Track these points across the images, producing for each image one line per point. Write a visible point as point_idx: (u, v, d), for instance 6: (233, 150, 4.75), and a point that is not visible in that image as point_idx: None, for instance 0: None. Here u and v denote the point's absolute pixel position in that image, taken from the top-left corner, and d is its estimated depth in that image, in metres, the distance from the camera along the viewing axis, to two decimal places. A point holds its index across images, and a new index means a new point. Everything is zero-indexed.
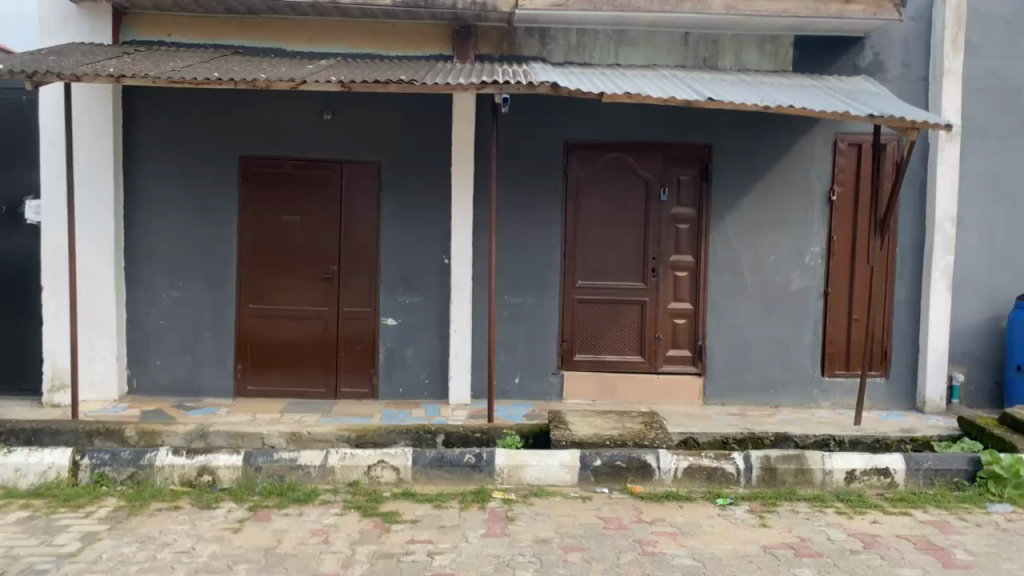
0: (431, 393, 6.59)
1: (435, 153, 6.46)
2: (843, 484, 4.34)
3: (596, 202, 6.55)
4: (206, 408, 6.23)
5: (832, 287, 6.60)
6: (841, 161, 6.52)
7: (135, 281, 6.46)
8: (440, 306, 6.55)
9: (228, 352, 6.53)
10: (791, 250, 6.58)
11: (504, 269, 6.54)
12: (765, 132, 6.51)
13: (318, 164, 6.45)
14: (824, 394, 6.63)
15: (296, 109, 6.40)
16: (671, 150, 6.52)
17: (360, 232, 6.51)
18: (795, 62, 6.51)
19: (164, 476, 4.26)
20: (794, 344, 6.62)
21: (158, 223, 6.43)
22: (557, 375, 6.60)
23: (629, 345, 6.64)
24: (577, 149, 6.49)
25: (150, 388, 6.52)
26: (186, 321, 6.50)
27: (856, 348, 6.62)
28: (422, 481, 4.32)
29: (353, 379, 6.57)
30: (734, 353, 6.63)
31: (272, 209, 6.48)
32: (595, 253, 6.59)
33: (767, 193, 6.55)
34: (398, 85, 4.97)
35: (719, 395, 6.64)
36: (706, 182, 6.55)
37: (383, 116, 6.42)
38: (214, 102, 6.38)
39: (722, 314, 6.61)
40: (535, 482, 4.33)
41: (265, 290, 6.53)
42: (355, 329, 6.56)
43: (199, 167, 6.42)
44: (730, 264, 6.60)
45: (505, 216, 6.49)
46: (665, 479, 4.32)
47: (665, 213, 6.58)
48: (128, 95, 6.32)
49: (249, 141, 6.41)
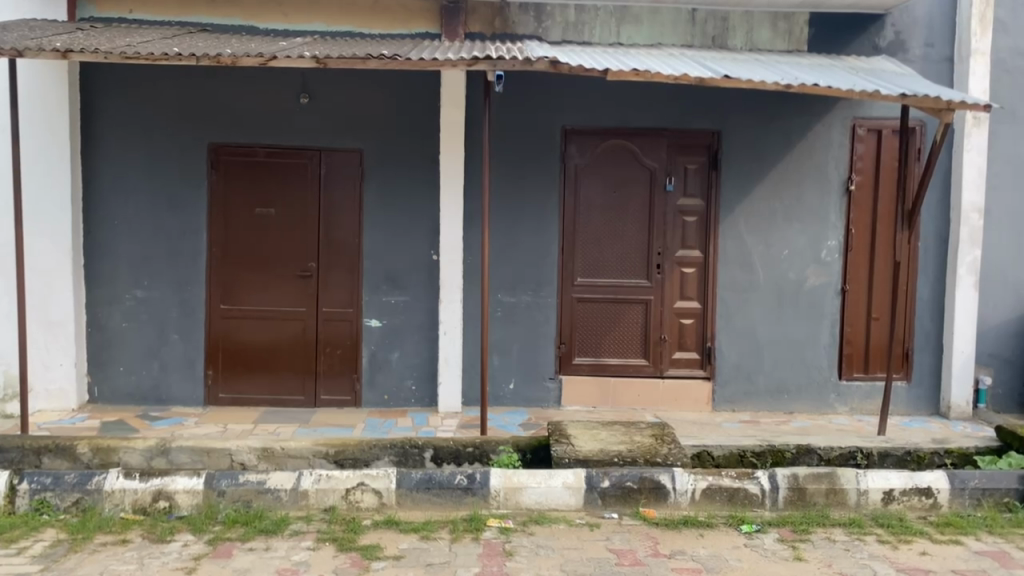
0: (418, 400, 6.10)
1: (423, 140, 5.95)
2: (880, 506, 3.93)
3: (596, 192, 6.06)
4: (173, 418, 5.72)
5: (850, 284, 6.15)
6: (860, 148, 6.06)
7: (95, 280, 5.92)
8: (428, 307, 6.05)
9: (198, 357, 6.00)
10: (806, 244, 6.12)
11: (498, 265, 6.04)
12: (779, 118, 6.03)
13: (294, 152, 5.93)
14: (841, 399, 6.18)
15: (270, 92, 5.87)
16: (677, 137, 6.03)
17: (341, 226, 5.99)
18: (810, 41, 6.03)
19: (114, 503, 3.72)
20: (810, 345, 6.17)
21: (121, 216, 5.89)
22: (554, 381, 6.11)
23: (632, 347, 6.15)
24: (575, 135, 5.99)
25: (114, 397, 5.99)
26: (152, 323, 5.97)
27: (874, 350, 6.19)
28: (408, 506, 3.82)
29: (334, 386, 6.07)
30: (746, 354, 6.16)
31: (244, 200, 5.95)
32: (596, 248, 6.10)
33: (780, 182, 6.08)
34: (379, 61, 4.44)
35: (729, 400, 6.17)
36: (715, 171, 6.07)
37: (366, 100, 5.91)
38: (180, 84, 5.84)
39: (733, 314, 6.14)
40: (535, 507, 3.84)
41: (237, 289, 6.00)
42: (335, 331, 6.05)
43: (164, 156, 5.88)
44: (740, 260, 6.12)
45: (499, 208, 5.99)
46: (681, 502, 3.86)
47: (672, 204, 6.10)
48: (87, 77, 5.78)
49: (218, 127, 5.88)
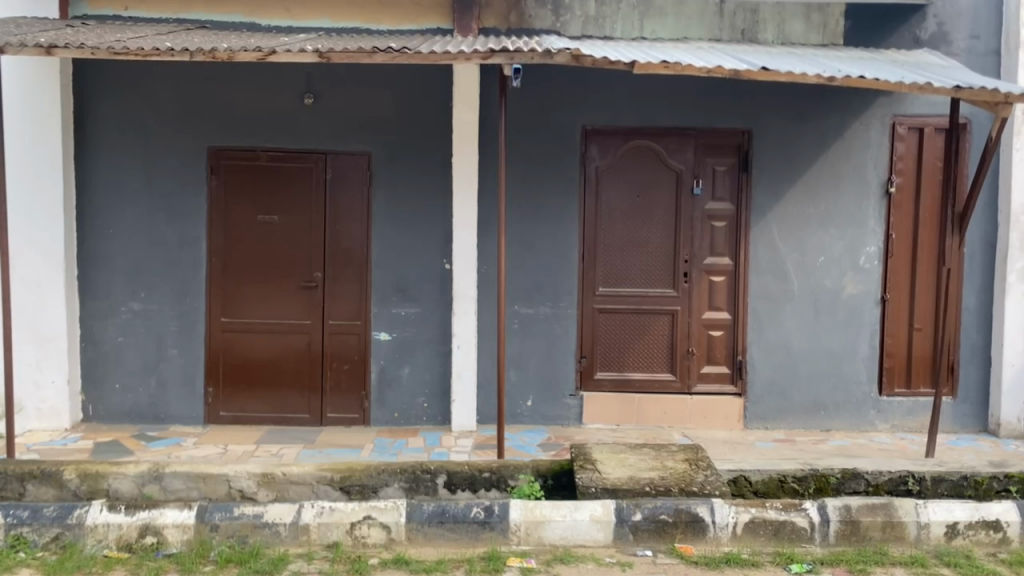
0: (430, 419, 5.75)
1: (434, 142, 5.62)
2: (943, 541, 3.53)
3: (619, 196, 5.70)
4: (171, 438, 5.40)
5: (891, 292, 5.75)
6: (900, 148, 5.67)
7: (89, 291, 5.62)
8: (440, 319, 5.71)
9: (197, 373, 5.68)
10: (843, 249, 5.73)
11: (514, 275, 5.69)
12: (813, 115, 5.66)
13: (299, 156, 5.60)
14: (881, 415, 5.78)
15: (273, 92, 5.56)
16: (705, 136, 5.67)
17: (348, 234, 5.66)
18: (846, 34, 5.67)
19: (97, 539, 3.36)
20: (848, 358, 5.77)
21: (117, 225, 5.59)
22: (575, 398, 5.75)
23: (658, 361, 5.78)
24: (596, 135, 5.64)
25: (110, 416, 5.68)
26: (149, 337, 5.66)
27: (917, 363, 5.78)
28: (419, 542, 3.46)
29: (341, 403, 5.73)
30: (780, 368, 5.77)
31: (246, 207, 5.63)
32: (619, 255, 5.74)
33: (815, 184, 5.70)
34: (386, 54, 4.12)
35: (762, 417, 5.78)
36: (745, 173, 5.69)
37: (374, 101, 5.59)
38: (179, 85, 5.54)
39: (766, 325, 5.75)
40: (560, 542, 3.47)
41: (240, 301, 5.68)
42: (342, 345, 5.71)
43: (162, 161, 5.57)
44: (774, 267, 5.74)
45: (515, 214, 5.65)
46: (722, 537, 3.48)
47: (699, 208, 5.73)
48: (82, 78, 5.49)
49: (219, 130, 5.57)
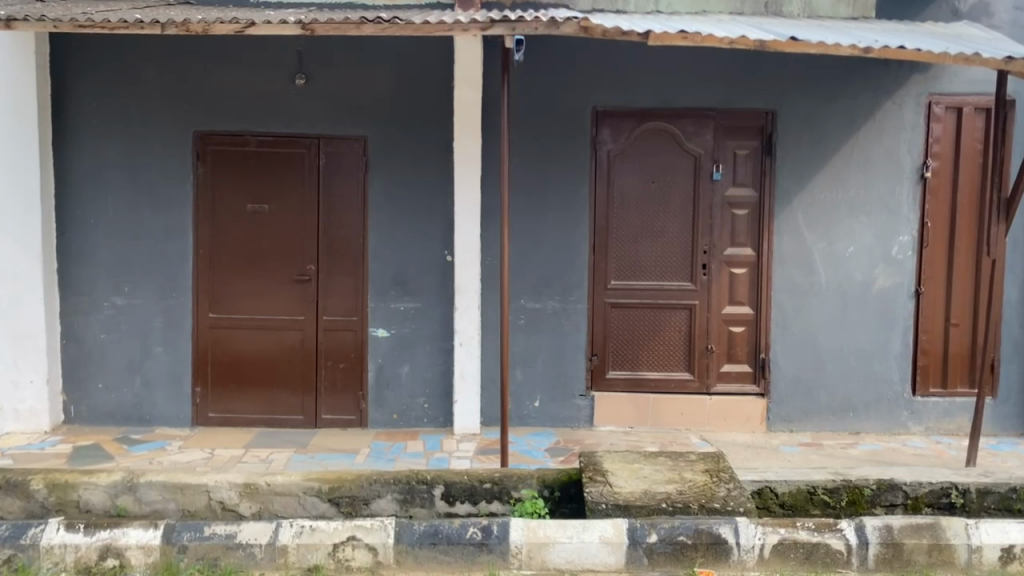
0: (432, 420, 5.41)
1: (435, 125, 5.25)
2: (997, 566, 3.13)
3: (632, 182, 5.31)
4: (155, 441, 5.10)
5: (926, 285, 5.33)
6: (936, 129, 5.24)
7: (70, 286, 5.31)
8: (442, 315, 5.35)
9: (185, 373, 5.37)
10: (875, 239, 5.32)
11: (520, 268, 5.33)
12: (843, 93, 5.23)
13: (290, 141, 5.25)
14: (914, 417, 5.37)
15: (262, 72, 5.21)
16: (725, 118, 5.26)
17: (343, 224, 5.31)
18: (879, 6, 5.22)
19: (52, 562, 3.04)
20: (879, 355, 5.36)
21: (98, 215, 5.27)
22: (585, 398, 5.39)
23: (674, 360, 5.40)
24: (607, 117, 5.25)
25: (92, 418, 5.37)
26: (133, 334, 5.34)
27: (954, 361, 5.36)
28: (408, 566, 3.12)
29: (337, 404, 5.40)
30: (806, 366, 5.37)
31: (234, 196, 5.29)
32: (632, 246, 5.35)
33: (844, 169, 5.28)
34: (375, 25, 3.76)
35: (786, 420, 5.39)
36: (769, 157, 5.27)
37: (371, 82, 5.22)
38: (162, 66, 5.20)
39: (791, 320, 5.35)
40: (566, 567, 3.10)
41: (228, 296, 5.35)
42: (337, 342, 5.37)
43: (145, 147, 5.24)
44: (799, 259, 5.33)
45: (521, 203, 5.28)
46: (747, 561, 3.10)
47: (718, 195, 5.32)
48: (60, 60, 5.17)
49: (205, 114, 5.22)
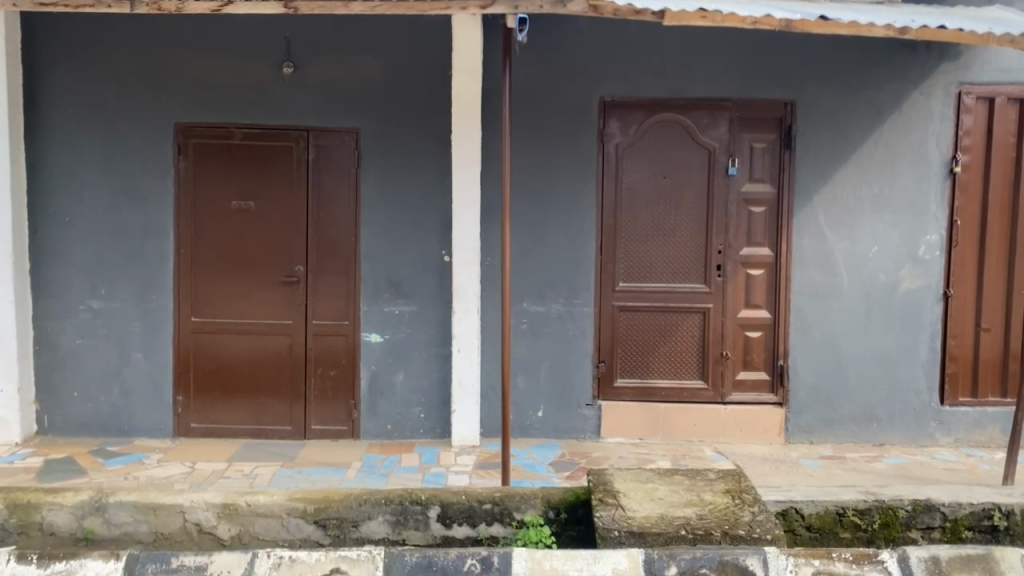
0: (429, 431, 5.08)
1: (431, 117, 4.93)
2: None
3: (642, 178, 4.98)
4: (133, 454, 4.78)
5: (955, 287, 5.00)
6: (967, 121, 4.91)
7: (44, 287, 4.99)
8: (439, 318, 5.03)
9: (165, 381, 5.04)
10: (900, 238, 4.99)
11: (523, 268, 5.00)
12: (867, 82, 4.90)
13: (278, 134, 4.93)
14: (942, 428, 5.04)
15: (247, 61, 4.89)
16: (741, 109, 4.93)
17: (334, 222, 4.98)
18: None
19: None
20: (904, 362, 5.03)
21: (73, 212, 4.95)
22: (592, 408, 5.06)
23: (686, 367, 5.08)
24: (615, 109, 4.92)
25: (68, 428, 5.05)
26: (110, 339, 5.02)
27: (985, 367, 5.03)
28: None
29: (328, 414, 5.07)
30: (827, 375, 5.04)
31: (218, 193, 4.97)
32: (642, 246, 5.03)
33: (868, 164, 4.95)
34: (365, 2, 3.45)
35: (806, 431, 5.06)
36: (788, 150, 4.94)
37: (363, 70, 4.90)
38: (141, 54, 4.88)
39: (811, 325, 5.02)
40: None
41: (211, 299, 5.03)
42: (327, 348, 5.04)
43: (123, 140, 4.92)
44: (820, 259, 5.00)
45: (523, 199, 4.95)
46: None
47: (734, 191, 4.99)
48: (34, 48, 4.86)
49: (187, 105, 4.90)
